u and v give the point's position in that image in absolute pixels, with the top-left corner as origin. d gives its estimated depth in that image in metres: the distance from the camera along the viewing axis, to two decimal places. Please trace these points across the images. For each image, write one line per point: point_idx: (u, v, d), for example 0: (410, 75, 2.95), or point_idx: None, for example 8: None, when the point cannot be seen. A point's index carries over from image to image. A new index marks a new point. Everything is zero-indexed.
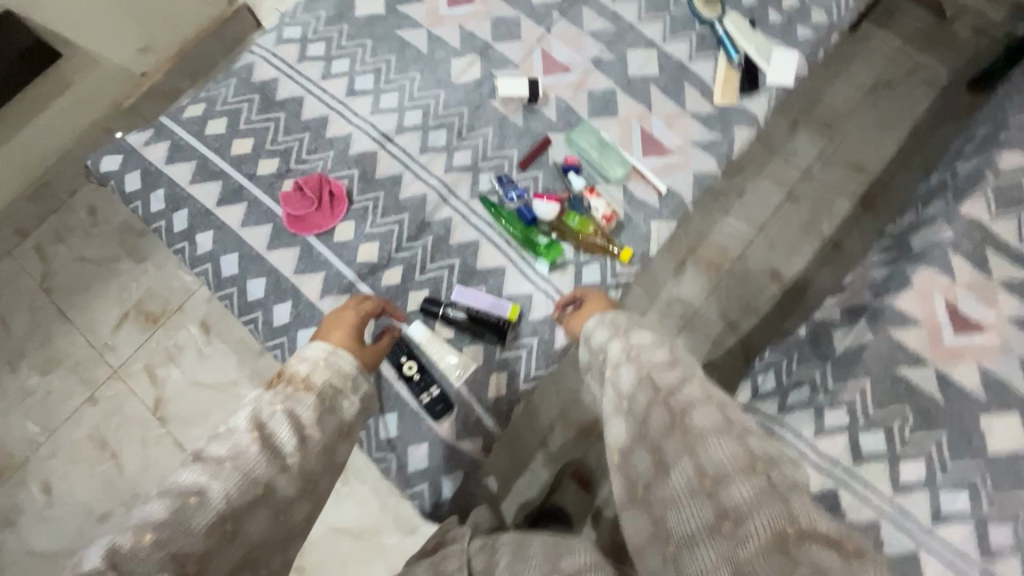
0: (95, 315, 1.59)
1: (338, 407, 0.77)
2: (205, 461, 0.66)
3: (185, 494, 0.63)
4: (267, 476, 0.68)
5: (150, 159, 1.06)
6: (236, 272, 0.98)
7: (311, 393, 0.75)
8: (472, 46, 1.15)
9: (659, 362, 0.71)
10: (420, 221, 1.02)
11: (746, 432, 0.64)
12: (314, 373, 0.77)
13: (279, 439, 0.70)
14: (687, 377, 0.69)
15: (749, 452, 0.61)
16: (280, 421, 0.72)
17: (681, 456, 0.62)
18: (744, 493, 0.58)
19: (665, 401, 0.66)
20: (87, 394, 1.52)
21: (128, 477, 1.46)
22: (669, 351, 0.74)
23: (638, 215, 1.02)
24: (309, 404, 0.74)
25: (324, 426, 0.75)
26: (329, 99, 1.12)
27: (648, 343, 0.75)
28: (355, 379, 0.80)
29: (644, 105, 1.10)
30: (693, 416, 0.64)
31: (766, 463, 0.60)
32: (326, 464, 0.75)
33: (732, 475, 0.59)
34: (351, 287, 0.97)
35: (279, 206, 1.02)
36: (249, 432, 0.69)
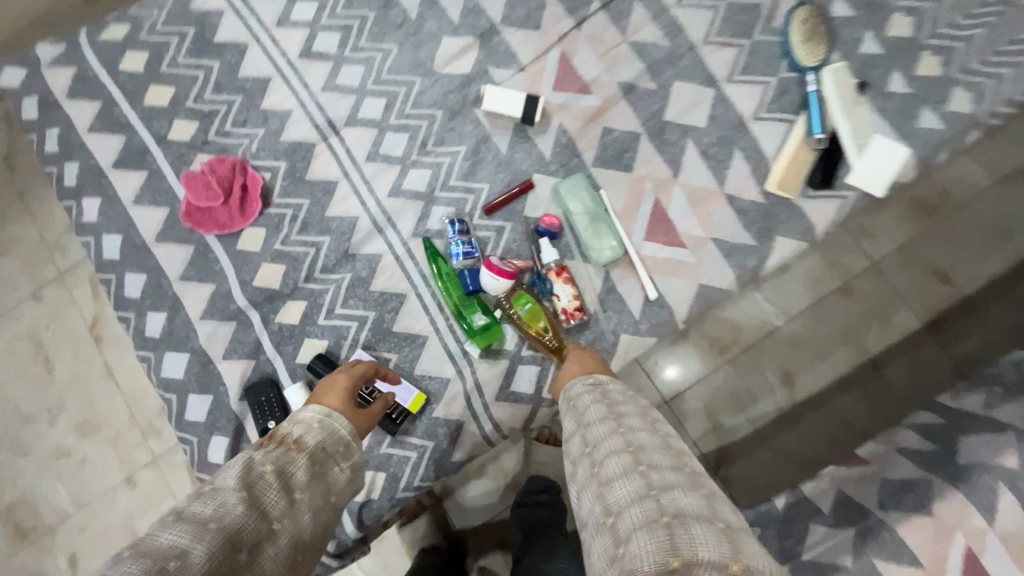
0: (51, 208, 1.49)
1: (331, 472, 0.58)
2: (186, 519, 0.47)
3: (163, 558, 0.43)
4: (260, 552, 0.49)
5: (51, 87, 0.86)
6: (117, 258, 0.82)
7: (307, 450, 0.57)
8: (474, 25, 0.86)
9: (595, 422, 0.61)
10: (342, 251, 0.82)
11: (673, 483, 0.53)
12: (307, 434, 0.59)
13: (269, 503, 0.52)
14: (625, 429, 0.59)
15: (647, 479, 0.53)
16: (277, 476, 0.54)
17: (588, 496, 0.55)
18: (632, 519, 0.50)
19: (589, 448, 0.59)
20: (30, 291, 1.46)
21: (56, 386, 1.42)
22: (623, 402, 0.64)
23: (609, 317, 0.79)
24: (305, 461, 0.57)
25: (317, 488, 0.56)
26: (277, 56, 0.87)
27: (597, 397, 0.65)
28: (351, 446, 0.61)
29: (671, 167, 0.82)
30: (615, 481, 0.54)
31: (661, 488, 0.52)
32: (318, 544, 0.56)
33: (626, 504, 0.52)
34: (239, 316, 0.80)
35: (182, 189, 0.83)
36: (237, 489, 0.50)
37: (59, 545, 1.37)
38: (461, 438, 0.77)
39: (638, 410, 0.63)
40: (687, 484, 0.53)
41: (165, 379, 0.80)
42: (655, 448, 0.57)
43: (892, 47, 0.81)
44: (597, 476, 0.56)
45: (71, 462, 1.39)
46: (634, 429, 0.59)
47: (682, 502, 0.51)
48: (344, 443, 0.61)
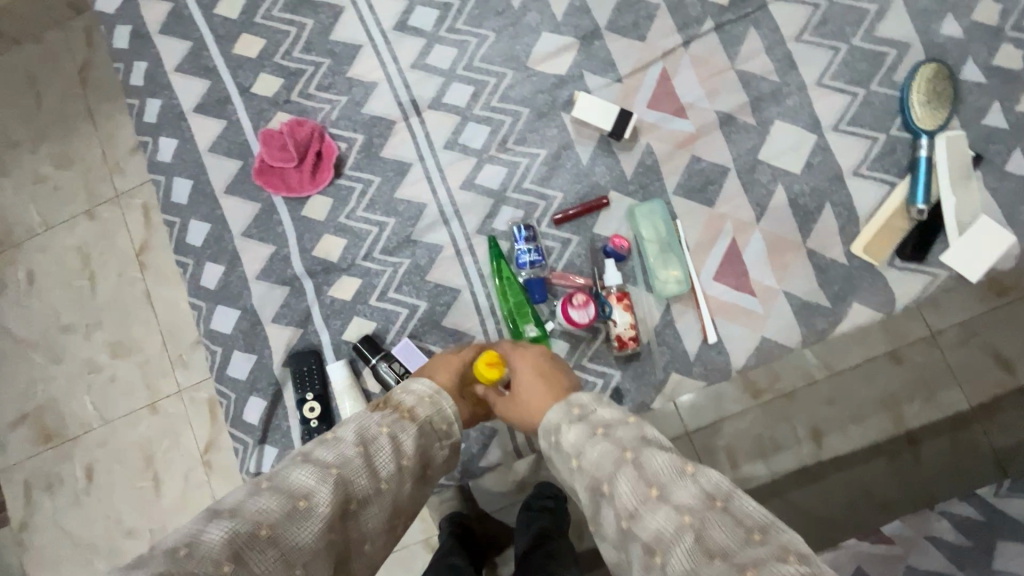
0: (117, 128, 1.50)
1: (432, 449, 0.55)
2: (314, 463, 0.46)
3: (293, 495, 0.43)
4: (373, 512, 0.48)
5: (145, 19, 0.86)
6: (184, 204, 0.82)
7: (420, 421, 0.54)
8: (577, 26, 0.83)
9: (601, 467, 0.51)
10: (405, 236, 0.81)
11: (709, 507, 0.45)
12: (419, 404, 0.56)
13: (381, 465, 0.49)
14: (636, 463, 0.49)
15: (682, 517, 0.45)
16: (396, 442, 0.51)
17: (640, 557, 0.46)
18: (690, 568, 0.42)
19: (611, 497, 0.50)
20: (86, 207, 1.49)
21: (97, 302, 1.46)
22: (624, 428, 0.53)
23: (662, 352, 0.77)
24: (419, 432, 0.54)
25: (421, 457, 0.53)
26: (371, 24, 0.85)
27: (585, 430, 0.54)
28: (455, 429, 0.58)
29: (755, 209, 0.79)
30: (640, 516, 0.47)
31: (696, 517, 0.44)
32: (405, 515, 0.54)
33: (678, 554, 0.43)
34: (293, 282, 0.80)
35: (257, 145, 0.82)
36: (354, 443, 0.49)
37: (79, 456, 1.43)
38: (491, 445, 0.77)
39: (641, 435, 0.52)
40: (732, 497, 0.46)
41: (213, 332, 0.81)
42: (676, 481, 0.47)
43: (1017, 125, 0.76)
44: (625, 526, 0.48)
45: (101, 379, 1.45)
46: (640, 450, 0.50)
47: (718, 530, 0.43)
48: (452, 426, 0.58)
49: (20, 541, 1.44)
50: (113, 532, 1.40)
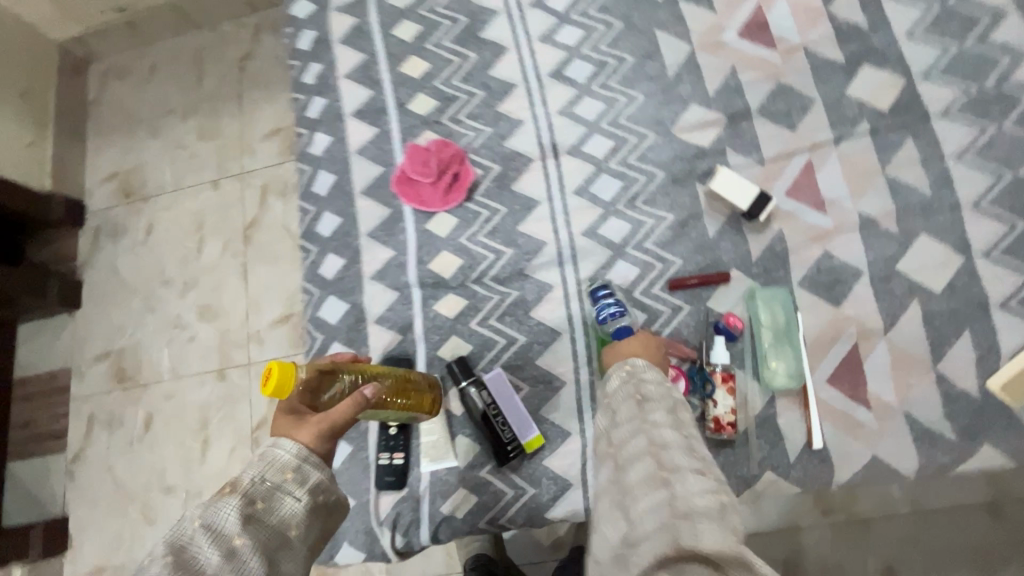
0: (257, 114, 1.64)
1: (276, 509, 0.52)
2: None
3: None
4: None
5: (330, 29, 0.95)
6: (323, 196, 0.88)
7: (234, 489, 0.51)
8: (727, 105, 0.84)
9: (622, 427, 0.58)
10: (519, 268, 0.82)
11: (689, 480, 0.50)
12: (247, 471, 0.53)
13: (202, 565, 0.46)
14: (653, 437, 0.55)
15: (657, 455, 0.53)
16: (214, 532, 0.48)
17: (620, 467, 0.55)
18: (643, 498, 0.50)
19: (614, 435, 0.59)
20: (213, 177, 1.63)
21: (198, 265, 1.57)
22: (658, 407, 0.58)
23: (759, 445, 0.73)
24: (239, 502, 0.50)
25: (261, 529, 0.50)
26: (529, 67, 0.90)
27: (632, 396, 0.61)
28: (298, 467, 0.54)
29: (884, 319, 0.75)
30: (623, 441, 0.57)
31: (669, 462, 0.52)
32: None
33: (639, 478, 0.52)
34: (404, 289, 0.83)
35: (401, 156, 0.87)
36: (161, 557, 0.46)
37: (143, 403, 1.50)
38: (560, 499, 0.74)
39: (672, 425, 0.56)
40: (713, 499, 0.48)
41: (319, 319, 0.84)
42: (676, 441, 0.54)
43: None
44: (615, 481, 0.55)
45: (182, 336, 1.53)
46: (660, 427, 0.56)
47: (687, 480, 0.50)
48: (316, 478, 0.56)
49: (70, 470, 1.50)
50: (151, 484, 1.45)
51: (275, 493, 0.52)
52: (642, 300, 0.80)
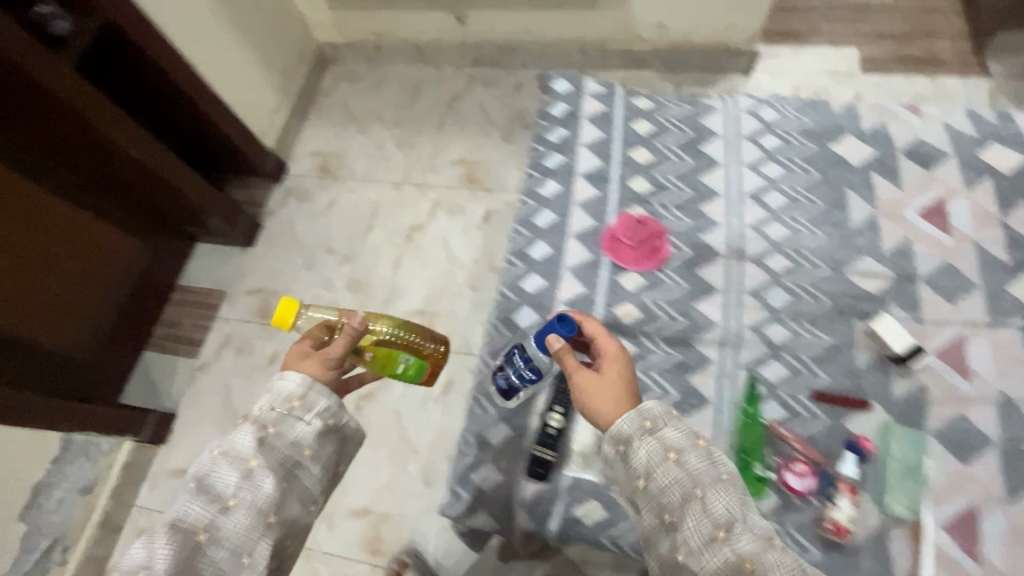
0: (450, 143, 1.94)
1: (281, 437, 0.90)
2: (199, 499, 0.84)
3: (195, 525, 0.83)
4: (262, 492, 0.86)
5: (581, 108, 1.19)
6: (541, 227, 1.08)
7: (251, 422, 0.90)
8: (898, 266, 0.99)
9: (677, 503, 0.77)
10: (687, 337, 0.97)
11: (743, 544, 0.72)
12: (258, 418, 0.89)
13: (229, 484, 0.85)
14: (715, 521, 0.73)
15: (711, 517, 0.74)
16: (255, 447, 0.88)
17: (675, 520, 0.76)
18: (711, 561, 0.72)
19: (648, 487, 0.79)
20: (397, 180, 1.91)
21: (360, 245, 1.81)
22: (698, 473, 0.77)
23: (867, 560, 0.81)
24: (252, 428, 0.89)
25: (269, 449, 0.88)
26: (734, 185, 1.09)
27: (661, 454, 0.79)
28: (300, 399, 0.93)
29: (1008, 490, 0.83)
30: (666, 496, 0.77)
31: (726, 528, 0.73)
32: (302, 472, 0.91)
33: (700, 542, 0.74)
34: (587, 320, 0.99)
35: (613, 219, 1.07)
36: (196, 485, 0.85)
37: (274, 342, 1.70)
38: None
39: (730, 497, 0.75)
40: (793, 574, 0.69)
41: (511, 321, 1.01)
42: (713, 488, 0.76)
43: None
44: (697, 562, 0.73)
45: (326, 298, 1.75)
46: (702, 481, 0.76)
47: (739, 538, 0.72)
48: (323, 403, 0.96)
49: (192, 375, 1.70)
50: None
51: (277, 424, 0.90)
52: (787, 401, 0.92)
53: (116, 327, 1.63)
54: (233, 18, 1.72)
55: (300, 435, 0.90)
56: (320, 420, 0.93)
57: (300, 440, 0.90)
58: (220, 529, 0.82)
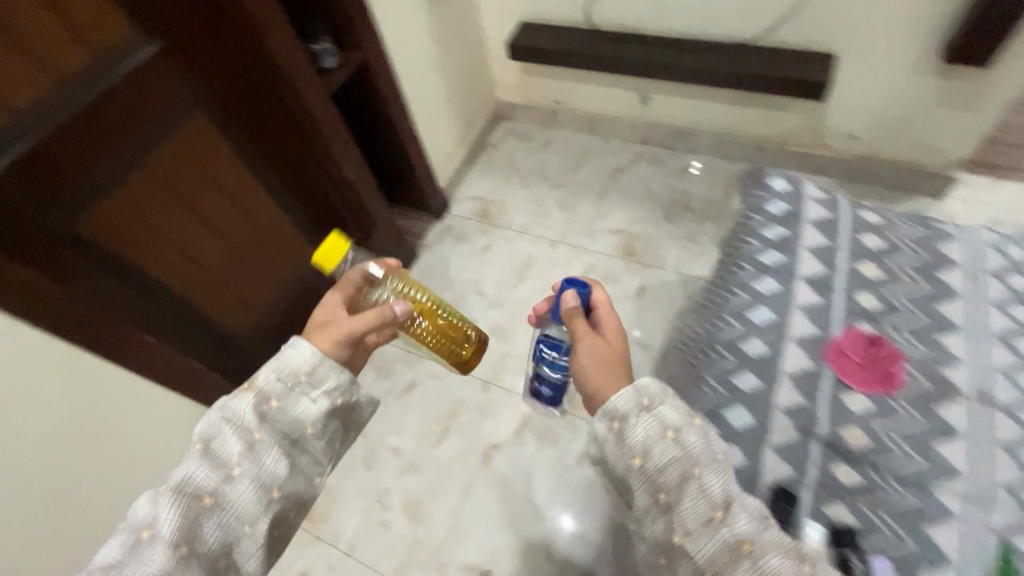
0: (612, 212, 1.97)
1: (290, 408, 0.88)
2: (198, 468, 0.82)
3: (197, 495, 0.80)
4: (273, 461, 0.86)
5: (801, 211, 1.17)
6: (754, 324, 1.03)
7: (255, 391, 0.86)
8: None
9: (677, 483, 0.77)
10: (925, 481, 0.87)
11: (737, 520, 0.73)
12: (266, 376, 0.88)
13: (232, 446, 0.84)
14: (712, 501, 0.75)
15: (711, 501, 0.75)
16: (265, 417, 0.86)
17: (671, 494, 0.77)
18: (710, 543, 0.73)
19: (642, 464, 0.79)
20: (553, 238, 1.95)
21: (511, 293, 1.85)
22: (693, 451, 0.78)
23: None
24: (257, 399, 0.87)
25: (283, 410, 0.87)
26: (980, 322, 0.99)
27: (658, 432, 0.80)
28: (310, 374, 0.90)
29: None
30: (656, 475, 0.78)
31: (723, 511, 0.74)
32: (307, 444, 0.92)
33: (696, 522, 0.74)
34: (807, 435, 0.93)
35: (839, 332, 1.01)
36: (195, 449, 0.83)
37: (413, 369, 1.71)
38: None
39: (721, 477, 0.77)
40: (788, 554, 0.72)
41: (717, 417, 0.96)
42: (707, 462, 0.78)
43: None
44: (699, 541, 0.73)
45: None
46: (689, 461, 0.78)
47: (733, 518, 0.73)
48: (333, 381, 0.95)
49: None
50: (382, 439, 1.61)
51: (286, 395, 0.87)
52: None
53: (281, 328, 1.72)
54: (445, 68, 1.88)
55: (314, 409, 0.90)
56: (329, 399, 0.92)
57: (307, 418, 0.89)
58: (225, 498, 0.82)
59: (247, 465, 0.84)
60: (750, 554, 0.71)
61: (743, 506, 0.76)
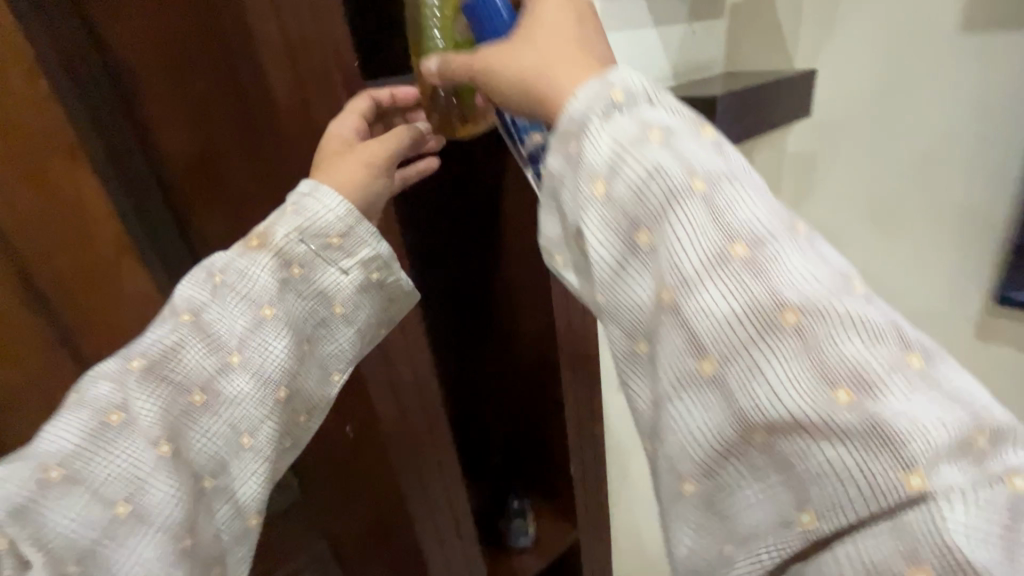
0: None
1: (317, 277, 0.43)
2: (201, 336, 0.39)
3: (195, 384, 0.38)
4: (261, 390, 0.40)
5: None
6: None
7: (268, 249, 0.41)
8: None
9: (666, 204, 0.29)
10: None
11: (800, 282, 0.27)
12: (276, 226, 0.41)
13: (229, 312, 0.40)
14: (725, 223, 0.28)
15: (722, 220, 0.28)
16: (235, 300, 0.40)
17: (668, 234, 0.29)
18: (718, 301, 0.27)
19: (600, 165, 0.31)
20: None
21: None
22: (691, 157, 0.29)
23: None
24: (275, 259, 0.41)
25: (306, 257, 0.42)
26: None
27: (636, 135, 0.30)
28: (309, 263, 0.42)
29: None
30: (611, 166, 0.30)
31: (752, 243, 0.28)
32: (325, 341, 0.43)
33: (698, 266, 0.28)
34: None
35: None
36: (176, 326, 0.39)
37: None
38: None
39: (694, 127, 0.31)
40: (875, 334, 0.26)
41: None
42: (780, 239, 0.28)
43: None
44: (658, 271, 0.29)
45: None
46: (716, 175, 0.29)
47: (790, 274, 0.27)
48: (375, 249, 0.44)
49: None
50: None
51: (313, 230, 0.42)
52: None
53: None
54: None
55: (346, 288, 0.44)
56: (369, 277, 0.44)
57: (339, 299, 0.43)
58: (187, 453, 0.37)
59: (259, 344, 0.40)
60: (802, 334, 0.26)
61: (729, 170, 0.30)
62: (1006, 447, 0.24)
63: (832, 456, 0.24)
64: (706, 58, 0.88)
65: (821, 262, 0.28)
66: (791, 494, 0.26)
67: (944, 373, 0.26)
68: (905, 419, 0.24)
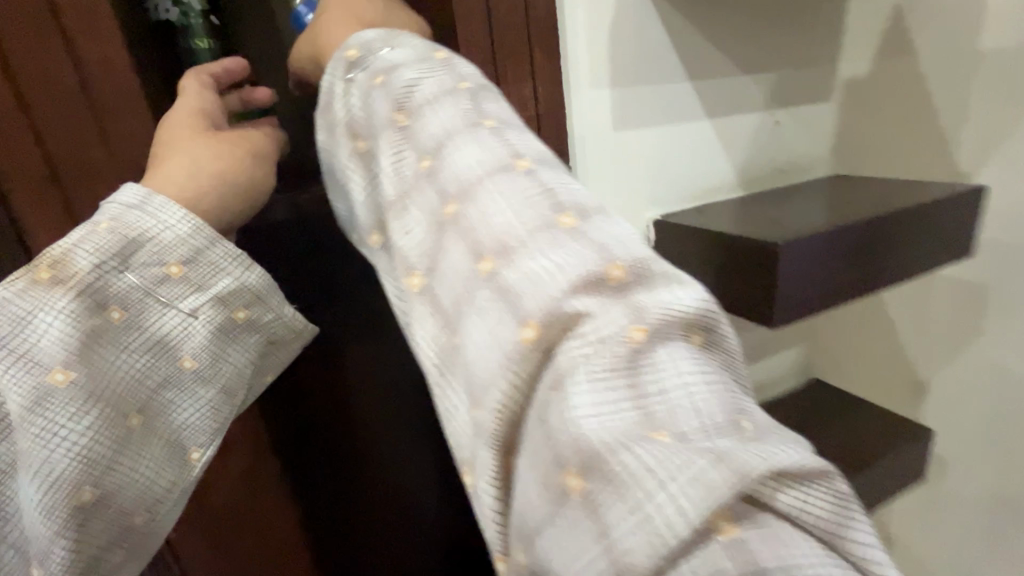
0: None
1: (148, 321, 0.35)
2: None
3: None
4: (51, 486, 0.32)
5: None
6: None
7: (66, 284, 0.32)
8: None
9: (439, 234, 0.28)
10: None
11: (557, 286, 0.24)
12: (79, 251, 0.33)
13: None
14: (496, 237, 0.27)
15: (488, 240, 0.27)
16: (19, 367, 0.32)
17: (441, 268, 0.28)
18: (478, 344, 0.25)
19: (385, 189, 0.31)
20: None
21: None
22: (456, 167, 0.29)
23: None
24: (77, 300, 0.32)
25: (133, 289, 0.34)
26: None
27: (410, 168, 0.30)
28: (136, 303, 0.34)
29: None
30: (393, 192, 0.31)
31: (516, 259, 0.26)
32: (158, 405, 0.36)
33: (467, 296, 0.26)
34: None
35: None
36: None
37: None
38: None
39: (444, 86, 0.32)
40: (629, 352, 0.23)
41: None
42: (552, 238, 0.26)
43: None
44: (433, 311, 0.28)
45: None
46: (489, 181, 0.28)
47: (556, 281, 0.24)
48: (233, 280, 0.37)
49: None
50: None
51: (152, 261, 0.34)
52: None
53: None
54: None
55: (194, 340, 0.36)
56: (232, 313, 0.37)
57: (184, 342, 0.36)
58: None
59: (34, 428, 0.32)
60: (544, 348, 0.24)
61: (487, 162, 0.29)
62: (661, 341, 0.23)
63: (506, 391, 0.24)
64: (798, 150, 0.72)
65: (528, 181, 0.28)
66: (488, 432, 0.24)
67: (600, 230, 0.26)
68: (648, 462, 0.20)
